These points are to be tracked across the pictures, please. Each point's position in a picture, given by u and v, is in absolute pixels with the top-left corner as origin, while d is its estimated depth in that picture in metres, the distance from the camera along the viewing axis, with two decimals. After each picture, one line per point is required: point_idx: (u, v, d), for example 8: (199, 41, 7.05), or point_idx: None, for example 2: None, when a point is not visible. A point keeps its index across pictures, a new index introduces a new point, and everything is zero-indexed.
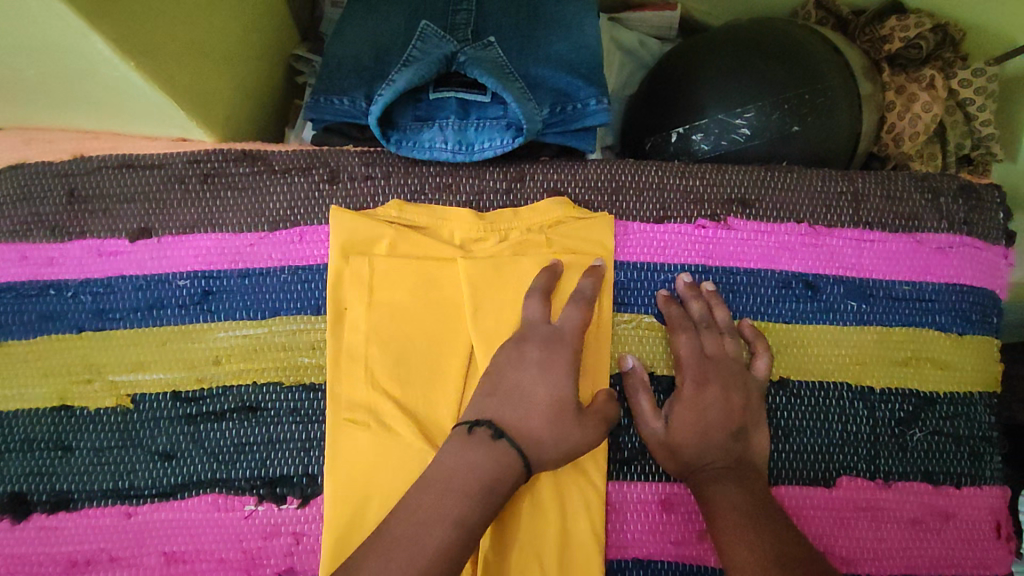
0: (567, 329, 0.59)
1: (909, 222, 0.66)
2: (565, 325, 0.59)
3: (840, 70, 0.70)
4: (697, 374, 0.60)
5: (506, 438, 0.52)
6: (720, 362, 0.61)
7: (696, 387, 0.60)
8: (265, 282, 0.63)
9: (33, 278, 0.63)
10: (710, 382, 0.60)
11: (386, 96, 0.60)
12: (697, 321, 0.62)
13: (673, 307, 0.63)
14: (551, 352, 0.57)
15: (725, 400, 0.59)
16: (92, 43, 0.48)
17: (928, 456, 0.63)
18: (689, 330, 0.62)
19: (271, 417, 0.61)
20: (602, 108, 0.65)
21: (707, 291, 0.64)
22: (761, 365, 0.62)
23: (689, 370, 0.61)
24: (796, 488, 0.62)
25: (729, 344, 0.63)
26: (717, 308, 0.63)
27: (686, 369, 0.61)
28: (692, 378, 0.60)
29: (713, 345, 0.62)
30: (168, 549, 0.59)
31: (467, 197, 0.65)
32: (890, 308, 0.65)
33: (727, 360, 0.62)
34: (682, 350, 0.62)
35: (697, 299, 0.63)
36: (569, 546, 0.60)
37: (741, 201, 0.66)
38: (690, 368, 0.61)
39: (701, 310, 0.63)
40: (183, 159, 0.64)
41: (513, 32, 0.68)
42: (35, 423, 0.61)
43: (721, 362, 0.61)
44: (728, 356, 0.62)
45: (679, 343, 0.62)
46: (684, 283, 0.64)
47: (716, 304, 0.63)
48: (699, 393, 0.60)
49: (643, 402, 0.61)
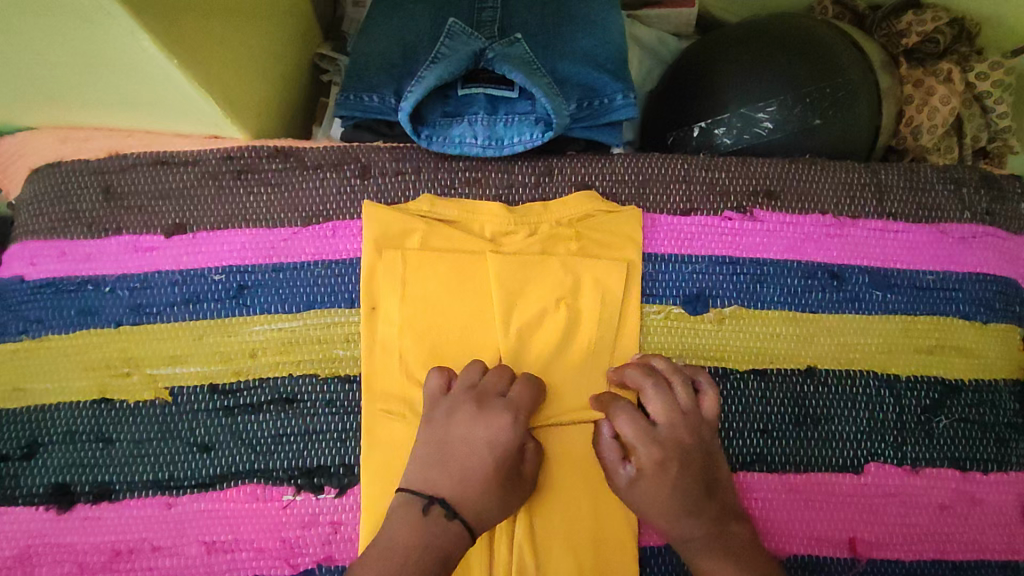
0: (523, 405, 0.58)
1: (931, 212, 0.68)
2: (519, 402, 0.58)
3: (861, 64, 0.71)
4: (649, 448, 0.57)
5: (459, 518, 0.53)
6: (670, 427, 0.58)
7: (654, 460, 0.57)
8: (299, 276, 0.64)
9: (71, 274, 0.64)
10: (665, 454, 0.57)
11: (418, 93, 0.61)
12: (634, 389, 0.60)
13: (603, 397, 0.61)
14: (499, 429, 0.56)
15: (682, 465, 0.57)
16: (138, 42, 0.49)
17: (955, 443, 0.64)
18: (627, 410, 0.59)
19: (307, 409, 0.62)
20: (629, 103, 0.66)
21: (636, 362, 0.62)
22: (707, 404, 0.60)
23: (645, 452, 0.57)
24: (823, 475, 0.63)
25: (676, 398, 0.59)
26: (652, 366, 0.61)
27: (638, 449, 0.57)
28: (647, 454, 0.57)
29: (659, 409, 0.59)
30: (208, 539, 0.59)
31: (497, 191, 0.66)
32: (915, 297, 0.66)
33: (678, 422, 0.58)
34: (627, 431, 0.58)
35: (626, 370, 0.61)
36: (601, 534, 0.60)
37: (767, 193, 0.67)
38: (642, 445, 0.57)
39: (635, 376, 0.60)
40: (217, 156, 0.66)
41: (538, 28, 0.69)
42: (77, 415, 0.62)
43: (668, 428, 0.58)
44: (680, 415, 0.58)
45: (624, 423, 0.58)
46: (615, 372, 0.61)
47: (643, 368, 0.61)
48: (656, 465, 0.57)
49: (608, 463, 0.59)
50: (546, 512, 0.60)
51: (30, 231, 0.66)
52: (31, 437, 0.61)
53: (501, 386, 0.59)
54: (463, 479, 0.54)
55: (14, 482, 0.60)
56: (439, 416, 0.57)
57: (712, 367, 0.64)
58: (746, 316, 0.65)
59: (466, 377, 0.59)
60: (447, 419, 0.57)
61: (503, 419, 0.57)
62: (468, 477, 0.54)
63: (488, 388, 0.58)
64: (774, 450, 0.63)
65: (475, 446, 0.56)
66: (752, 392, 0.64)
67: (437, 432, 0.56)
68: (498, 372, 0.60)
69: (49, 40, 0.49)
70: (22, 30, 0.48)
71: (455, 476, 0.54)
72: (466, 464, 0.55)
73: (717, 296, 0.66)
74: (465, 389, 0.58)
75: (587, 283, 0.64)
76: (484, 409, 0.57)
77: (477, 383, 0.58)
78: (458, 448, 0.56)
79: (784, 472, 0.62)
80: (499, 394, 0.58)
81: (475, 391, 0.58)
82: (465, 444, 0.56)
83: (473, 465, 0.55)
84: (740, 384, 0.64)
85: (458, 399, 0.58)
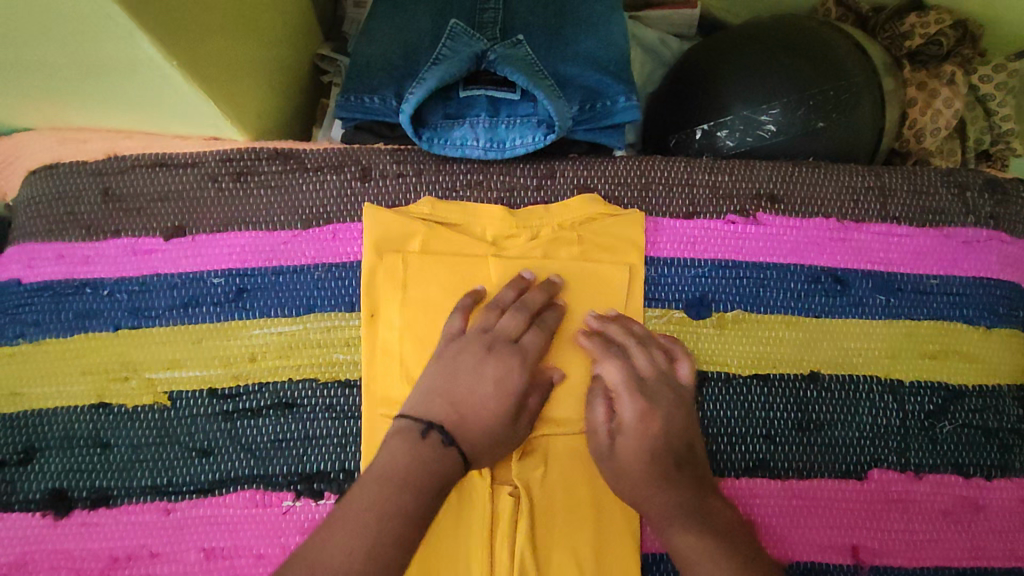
0: (532, 352, 0.59)
1: (936, 216, 0.67)
2: (528, 348, 0.59)
3: (865, 67, 0.70)
4: (632, 398, 0.58)
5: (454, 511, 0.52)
6: (654, 382, 0.59)
7: (636, 412, 0.57)
8: (300, 280, 0.63)
9: (69, 277, 0.63)
10: (647, 406, 0.57)
11: (418, 95, 0.60)
12: (619, 342, 0.61)
13: (590, 338, 0.61)
14: (508, 369, 0.57)
15: (664, 421, 0.57)
16: (138, 44, 0.49)
17: (958, 448, 0.64)
18: (615, 356, 0.60)
19: (307, 414, 0.61)
20: (632, 106, 0.65)
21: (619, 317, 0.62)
22: (685, 370, 0.61)
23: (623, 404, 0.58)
24: (826, 480, 0.62)
25: (658, 358, 0.60)
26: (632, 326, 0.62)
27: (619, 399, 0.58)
28: (630, 404, 0.58)
29: (642, 363, 0.60)
30: (207, 545, 0.59)
31: (498, 194, 0.66)
32: (918, 302, 0.66)
33: (659, 379, 0.59)
34: (614, 377, 0.59)
35: (611, 322, 0.62)
36: (603, 539, 0.60)
37: (770, 197, 0.67)
38: (625, 394, 0.58)
39: (619, 332, 0.61)
40: (216, 158, 0.65)
41: (541, 29, 0.68)
42: (74, 421, 0.61)
43: (651, 382, 0.59)
44: (661, 373, 0.59)
45: (610, 370, 0.59)
46: (594, 318, 0.62)
47: (627, 323, 0.62)
48: (637, 417, 0.57)
49: (598, 411, 0.59)
50: (547, 516, 0.59)
51: (28, 234, 0.65)
52: (27, 442, 0.61)
53: (515, 331, 0.59)
54: (463, 411, 0.55)
55: (11, 488, 0.60)
56: (449, 352, 0.58)
57: (714, 372, 0.64)
58: (749, 321, 0.65)
59: (483, 320, 0.60)
60: (457, 357, 0.57)
61: (510, 363, 0.58)
62: (469, 408, 0.55)
63: (501, 332, 0.59)
64: (776, 455, 0.62)
65: (480, 384, 0.56)
66: (755, 397, 0.63)
67: (445, 366, 0.57)
68: (515, 314, 0.60)
69: (47, 42, 0.49)
70: (18, 32, 0.47)
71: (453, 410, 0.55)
72: (467, 399, 0.55)
73: (719, 300, 0.65)
74: (480, 332, 0.59)
75: (587, 283, 0.64)
76: (496, 353, 0.58)
77: (492, 327, 0.59)
78: (463, 386, 0.56)
79: (787, 477, 0.62)
80: (513, 339, 0.59)
81: (489, 334, 0.58)
82: (469, 380, 0.56)
83: (472, 404, 0.55)
84: (743, 389, 0.63)
85: (472, 340, 0.58)
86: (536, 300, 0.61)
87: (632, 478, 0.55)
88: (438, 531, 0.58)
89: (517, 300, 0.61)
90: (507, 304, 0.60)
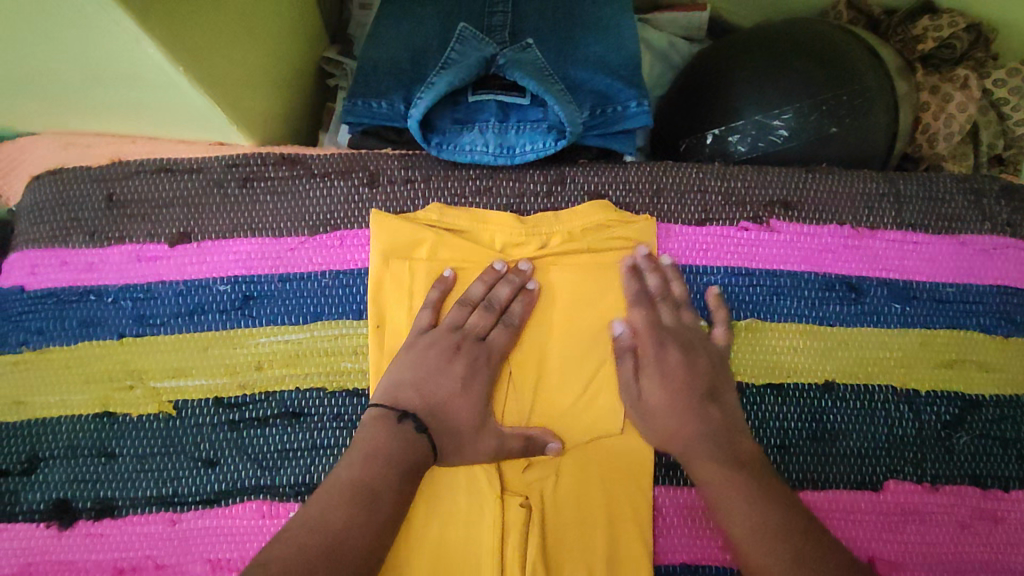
0: (499, 350, 0.60)
1: (952, 223, 0.67)
2: (494, 345, 0.60)
3: (879, 71, 0.69)
4: (655, 342, 0.60)
5: None
6: (679, 331, 0.61)
7: (658, 355, 0.60)
8: (306, 287, 0.62)
9: (73, 284, 0.63)
10: (670, 349, 0.60)
11: (427, 100, 0.60)
12: (652, 293, 0.62)
13: (629, 280, 0.62)
14: (475, 368, 0.59)
15: (687, 362, 0.59)
16: (144, 49, 0.48)
17: (975, 459, 0.63)
18: (643, 302, 0.61)
19: (314, 423, 0.60)
20: (644, 111, 0.64)
21: (666, 266, 0.63)
22: (721, 333, 0.62)
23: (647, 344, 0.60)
24: (842, 492, 0.61)
25: (686, 315, 0.62)
26: (672, 281, 0.63)
27: (641, 336, 0.60)
28: (653, 347, 0.60)
29: (669, 315, 0.61)
30: (212, 556, 0.57)
31: (508, 200, 0.65)
32: (934, 310, 0.65)
33: (685, 329, 0.61)
34: (637, 325, 0.61)
35: (652, 271, 0.62)
36: (616, 551, 0.59)
37: (783, 203, 0.66)
38: (649, 339, 0.60)
39: (657, 283, 0.62)
40: (221, 163, 0.64)
41: (550, 33, 0.67)
42: (78, 430, 0.60)
43: (678, 331, 0.61)
44: (689, 327, 0.61)
45: (634, 318, 0.61)
46: (644, 255, 0.62)
47: (672, 276, 0.63)
48: (660, 359, 0.59)
49: (627, 364, 0.60)
50: (558, 528, 0.58)
51: (31, 240, 0.64)
52: (31, 451, 0.60)
53: (482, 328, 0.60)
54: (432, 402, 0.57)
55: (14, 498, 0.59)
56: (419, 346, 0.59)
57: None
58: (763, 330, 0.64)
59: (453, 317, 0.61)
60: (424, 354, 0.59)
61: (477, 361, 0.59)
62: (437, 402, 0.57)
63: (470, 331, 0.60)
64: (790, 466, 0.61)
65: (450, 383, 0.58)
66: (769, 407, 0.62)
67: (413, 362, 0.58)
68: (483, 312, 0.61)
69: (53, 48, 0.48)
70: (23, 37, 0.47)
71: (424, 404, 0.57)
72: (436, 393, 0.57)
73: (733, 308, 0.64)
74: (449, 329, 0.60)
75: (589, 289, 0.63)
76: (465, 351, 0.59)
77: (462, 325, 0.60)
78: (433, 381, 0.58)
79: (802, 489, 0.61)
80: (480, 337, 0.60)
81: (458, 333, 0.60)
82: (437, 376, 0.58)
83: (439, 398, 0.57)
84: (757, 399, 0.62)
85: (441, 336, 0.59)
86: (505, 294, 0.61)
87: (661, 414, 0.58)
88: (448, 543, 0.57)
89: (486, 297, 0.61)
90: (476, 301, 0.61)
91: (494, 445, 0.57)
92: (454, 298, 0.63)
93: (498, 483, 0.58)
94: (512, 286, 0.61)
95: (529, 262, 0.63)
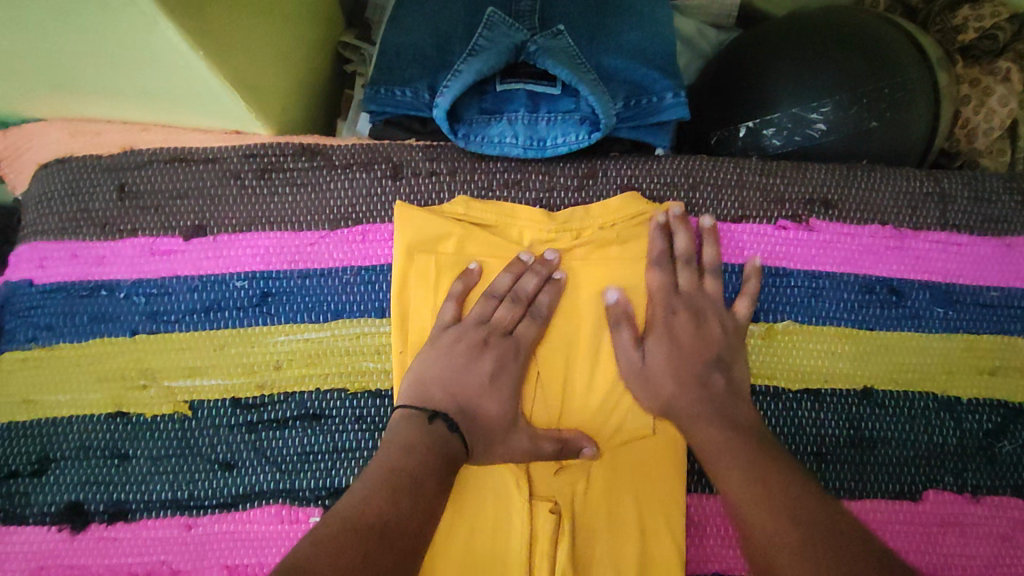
0: (528, 345, 0.58)
1: (998, 224, 0.64)
2: (522, 339, 0.58)
3: (925, 62, 0.66)
4: (665, 306, 0.59)
5: None
6: (694, 298, 0.59)
7: (667, 321, 0.58)
8: (326, 284, 0.60)
9: (84, 278, 0.60)
10: (678, 315, 0.58)
11: (454, 88, 0.56)
12: (678, 255, 0.60)
13: (658, 237, 0.60)
14: (502, 363, 0.57)
15: (696, 332, 0.58)
16: (161, 32, 0.45)
17: (1018, 469, 0.61)
18: (665, 264, 0.60)
19: (335, 426, 0.58)
20: (680, 102, 0.62)
21: (704, 227, 0.61)
22: (743, 307, 0.60)
23: (659, 305, 0.59)
24: (880, 502, 0.59)
25: (710, 285, 0.60)
26: (705, 245, 0.61)
27: (657, 300, 0.59)
28: (660, 311, 0.59)
29: (689, 280, 0.60)
30: (230, 561, 0.55)
31: (537, 195, 0.63)
32: (977, 315, 0.63)
33: (702, 296, 0.59)
34: (655, 287, 0.60)
35: (685, 231, 0.60)
36: (647, 557, 0.56)
37: (823, 201, 0.64)
38: (661, 302, 0.59)
39: (686, 244, 0.60)
40: (239, 154, 0.62)
41: (581, 19, 0.63)
42: (90, 430, 0.58)
43: (692, 297, 0.59)
44: (708, 295, 0.60)
45: (652, 279, 0.60)
46: (678, 214, 0.61)
47: (707, 240, 0.61)
48: (668, 324, 0.58)
49: (624, 335, 0.58)
50: (587, 532, 0.56)
51: (39, 232, 0.62)
52: (41, 451, 0.58)
53: (511, 321, 0.58)
54: (463, 400, 0.55)
55: (24, 500, 0.57)
56: (445, 343, 0.57)
57: (764, 388, 0.60)
58: (800, 333, 0.61)
59: (478, 310, 0.58)
60: (451, 348, 0.57)
61: (506, 356, 0.57)
62: (467, 399, 0.55)
63: (497, 324, 0.58)
64: (826, 475, 0.59)
65: (479, 384, 0.56)
66: (805, 413, 0.60)
67: (438, 355, 0.56)
68: (512, 304, 0.58)
69: (67, 31, 0.45)
70: (32, 18, 0.44)
71: (454, 402, 0.55)
72: (467, 390, 0.56)
73: (770, 310, 0.62)
74: (475, 323, 0.58)
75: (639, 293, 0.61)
76: (492, 347, 0.57)
77: (489, 319, 0.58)
78: (463, 378, 0.56)
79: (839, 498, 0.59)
80: (507, 331, 0.58)
81: (484, 328, 0.58)
82: (467, 373, 0.56)
83: (467, 394, 0.55)
84: (793, 405, 0.60)
85: (467, 331, 0.58)
86: (532, 285, 0.59)
87: None
88: (474, 549, 0.54)
89: (512, 288, 0.59)
90: (501, 294, 0.59)
91: (523, 447, 0.54)
92: (479, 292, 0.60)
93: (526, 486, 0.55)
94: (539, 277, 0.59)
95: (556, 252, 0.60)
